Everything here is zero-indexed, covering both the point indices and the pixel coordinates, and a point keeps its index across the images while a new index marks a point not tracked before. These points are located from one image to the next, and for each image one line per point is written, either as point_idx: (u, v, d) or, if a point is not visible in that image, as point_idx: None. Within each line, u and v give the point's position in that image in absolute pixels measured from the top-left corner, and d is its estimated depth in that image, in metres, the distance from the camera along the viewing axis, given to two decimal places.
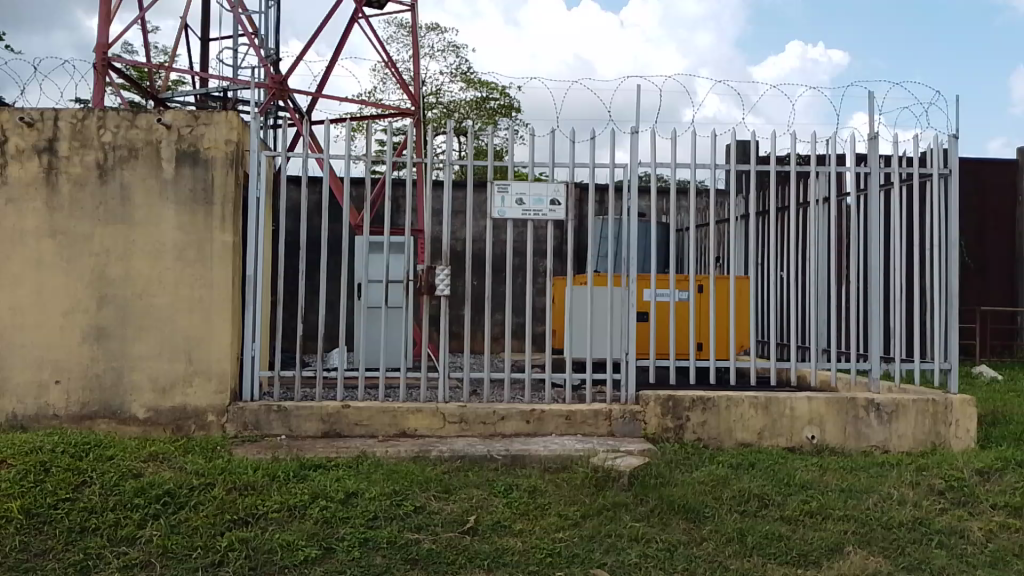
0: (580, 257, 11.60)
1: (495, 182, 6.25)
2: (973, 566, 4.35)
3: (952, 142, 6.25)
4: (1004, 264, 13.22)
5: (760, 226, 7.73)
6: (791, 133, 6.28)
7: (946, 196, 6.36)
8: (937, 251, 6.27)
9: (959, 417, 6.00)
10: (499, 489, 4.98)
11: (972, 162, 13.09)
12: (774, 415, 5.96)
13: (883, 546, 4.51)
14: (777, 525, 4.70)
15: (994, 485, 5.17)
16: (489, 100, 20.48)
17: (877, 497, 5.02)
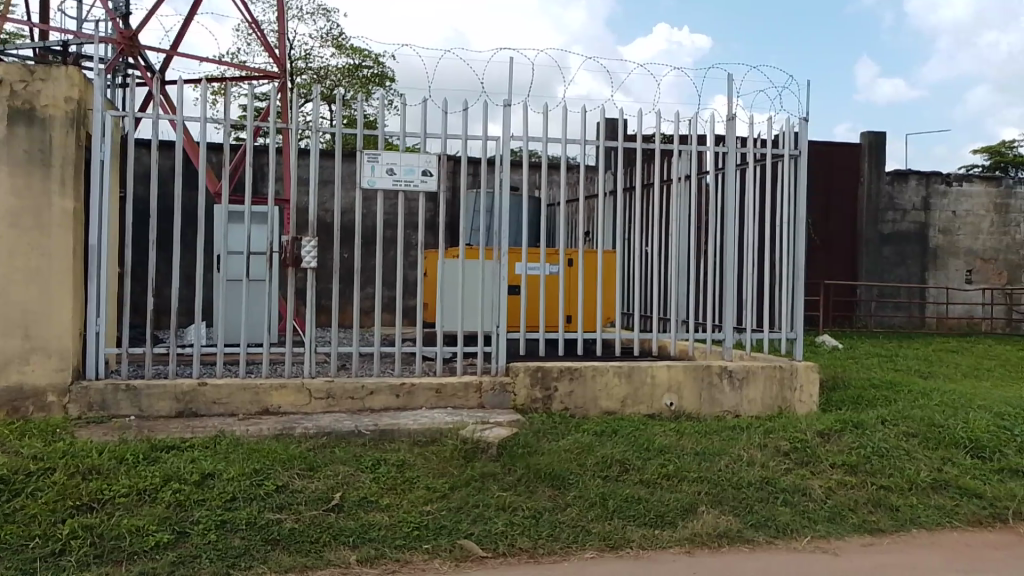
0: (453, 231, 11.56)
1: (364, 151, 6.08)
2: (814, 521, 4.74)
3: (802, 125, 6.66)
4: (846, 241, 14.32)
5: (628, 201, 7.96)
6: (656, 111, 6.49)
7: (796, 176, 6.77)
8: (786, 228, 6.69)
9: (803, 382, 6.47)
10: (367, 464, 4.91)
11: (821, 145, 14.04)
12: (636, 383, 6.21)
13: (733, 505, 4.81)
14: (637, 488, 4.91)
15: (832, 445, 5.61)
16: (362, 68, 19.87)
17: (729, 459, 5.34)
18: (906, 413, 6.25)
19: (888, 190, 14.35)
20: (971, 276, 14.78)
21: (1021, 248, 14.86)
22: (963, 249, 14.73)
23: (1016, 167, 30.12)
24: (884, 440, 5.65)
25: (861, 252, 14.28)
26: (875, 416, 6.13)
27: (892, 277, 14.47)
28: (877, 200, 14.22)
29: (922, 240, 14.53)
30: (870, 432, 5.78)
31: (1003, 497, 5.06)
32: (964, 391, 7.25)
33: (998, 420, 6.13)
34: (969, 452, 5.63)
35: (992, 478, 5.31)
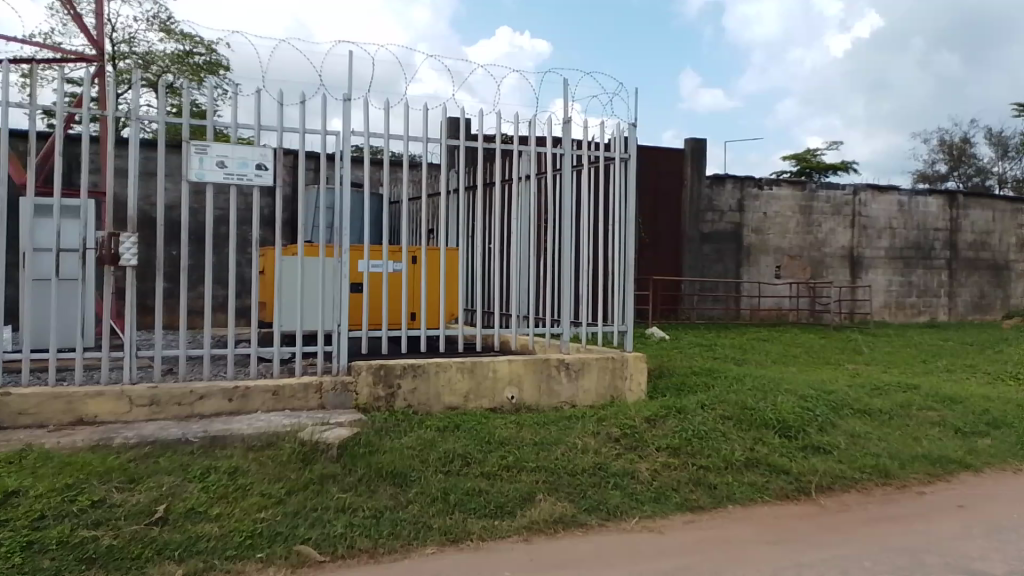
0: (291, 228, 11.21)
1: (192, 142, 5.78)
2: (641, 502, 5.07)
3: (632, 130, 7.06)
4: (671, 239, 15.31)
5: (471, 199, 8.09)
6: (497, 112, 6.65)
7: (626, 178, 7.19)
8: (618, 227, 7.10)
9: (633, 371, 6.87)
10: (195, 473, 4.68)
11: (649, 149, 14.90)
12: (478, 378, 6.32)
13: (568, 492, 5.04)
14: (478, 481, 5.02)
15: (658, 430, 5.99)
16: (194, 55, 18.77)
17: (565, 447, 5.58)
18: (723, 398, 6.79)
19: (708, 192, 15.51)
20: (779, 272, 16.19)
21: (821, 246, 16.47)
22: (772, 247, 16.12)
23: (819, 171, 33.40)
24: (704, 424, 6.11)
25: (685, 250, 15.33)
26: (697, 401, 6.61)
27: (712, 273, 15.61)
28: (699, 202, 15.35)
29: (737, 239, 15.80)
30: (692, 417, 6.24)
31: (806, 472, 5.62)
32: (773, 377, 7.96)
33: (802, 402, 6.81)
34: (777, 432, 6.20)
35: (796, 455, 5.89)
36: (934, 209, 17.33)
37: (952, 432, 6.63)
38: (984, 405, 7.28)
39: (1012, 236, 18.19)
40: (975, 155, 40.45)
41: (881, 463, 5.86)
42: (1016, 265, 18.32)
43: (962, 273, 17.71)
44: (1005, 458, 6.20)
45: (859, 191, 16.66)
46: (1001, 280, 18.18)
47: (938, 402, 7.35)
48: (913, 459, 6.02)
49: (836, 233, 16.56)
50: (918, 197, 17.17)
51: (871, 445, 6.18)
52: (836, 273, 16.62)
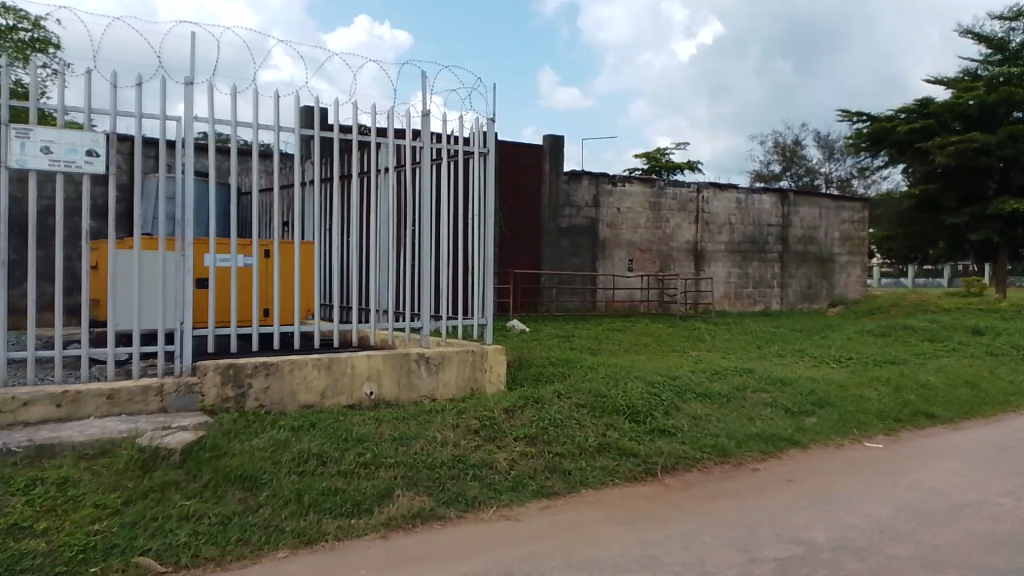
0: (129, 219, 10.48)
1: (11, 126, 5.27)
2: (499, 492, 5.15)
3: (490, 125, 7.12)
4: (530, 233, 15.64)
5: (326, 191, 7.87)
6: (354, 102, 6.51)
7: (485, 172, 7.25)
8: (478, 220, 7.15)
9: (492, 363, 6.96)
10: (19, 486, 4.28)
11: (508, 145, 15.12)
12: (335, 374, 6.18)
13: (427, 486, 5.03)
14: (333, 480, 4.91)
15: (516, 420, 6.10)
16: (18, 30, 17.12)
17: (424, 441, 5.56)
18: (578, 386, 7.03)
19: (565, 188, 15.94)
20: (632, 265, 16.92)
21: (669, 240, 17.37)
22: (625, 241, 16.82)
23: (668, 169, 35.20)
24: (559, 412, 6.29)
25: (543, 243, 15.73)
26: (553, 391, 6.80)
27: (569, 266, 16.09)
28: (556, 197, 15.75)
29: (593, 233, 16.35)
30: (548, 406, 6.40)
31: (653, 455, 5.93)
32: (624, 365, 8.32)
33: (651, 388, 7.17)
34: (627, 417, 6.49)
35: (644, 438, 6.18)
36: (769, 206, 18.72)
37: (782, 412, 7.20)
38: (810, 385, 7.95)
39: (836, 232, 19.96)
40: (805, 156, 44.06)
41: (721, 443, 6.27)
42: (839, 258, 20.12)
43: (793, 265, 19.24)
44: (827, 434, 6.80)
45: (702, 189, 17.73)
46: (826, 272, 19.90)
47: (770, 384, 7.96)
48: (748, 438, 6.48)
49: (682, 228, 17.52)
50: (754, 195, 18.48)
51: (712, 427, 6.60)
52: (682, 266, 17.59)
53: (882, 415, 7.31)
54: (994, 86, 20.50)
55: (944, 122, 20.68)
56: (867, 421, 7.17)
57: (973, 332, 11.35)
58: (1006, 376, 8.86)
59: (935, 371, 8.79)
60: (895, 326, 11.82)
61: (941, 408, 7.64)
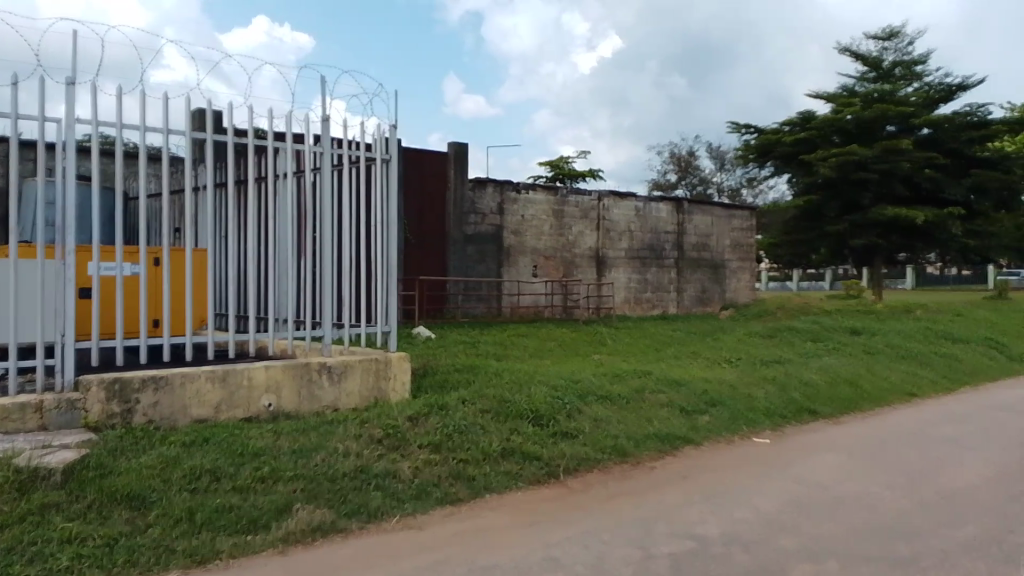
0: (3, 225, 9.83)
1: None
2: (402, 501, 5.12)
3: (392, 131, 7.08)
4: (435, 240, 15.65)
5: (220, 197, 7.62)
6: (250, 106, 6.33)
7: (387, 178, 7.19)
8: (380, 227, 7.08)
9: (396, 371, 6.90)
10: None
11: (412, 151, 15.11)
12: (231, 387, 5.99)
13: (328, 498, 4.94)
14: (229, 496, 4.75)
15: (421, 427, 6.08)
16: None
17: (325, 453, 5.46)
18: (482, 392, 7.07)
19: (470, 195, 16.01)
20: (536, 271, 17.15)
21: (572, 247, 17.71)
22: (529, 248, 17.03)
23: (570, 177, 35.87)
24: (464, 419, 6.31)
25: (448, 250, 15.76)
26: (457, 397, 6.81)
27: (474, 273, 16.16)
28: (461, 204, 15.81)
29: (497, 240, 16.48)
30: (452, 412, 6.41)
31: (555, 458, 6.04)
32: (527, 370, 8.42)
33: (554, 392, 7.30)
34: (530, 421, 6.58)
35: (546, 441, 6.29)
36: (667, 214, 19.39)
37: (677, 412, 7.47)
38: (703, 386, 8.29)
39: (728, 239, 20.86)
40: (700, 166, 45.87)
41: (620, 443, 6.45)
42: (731, 264, 21.05)
43: (688, 270, 19.98)
44: (719, 432, 7.11)
45: (603, 197, 18.19)
46: (719, 277, 20.76)
47: (667, 385, 8.26)
48: (646, 438, 6.70)
49: (584, 235, 17.90)
50: (652, 203, 19.11)
51: (612, 428, 6.78)
52: (585, 272, 17.98)
53: (770, 412, 7.70)
54: (870, 102, 21.99)
55: (825, 134, 21.94)
56: (756, 418, 7.53)
57: (851, 332, 12.12)
58: (880, 373, 9.50)
59: (817, 370, 9.33)
60: (781, 328, 12.46)
61: (822, 404, 8.12)
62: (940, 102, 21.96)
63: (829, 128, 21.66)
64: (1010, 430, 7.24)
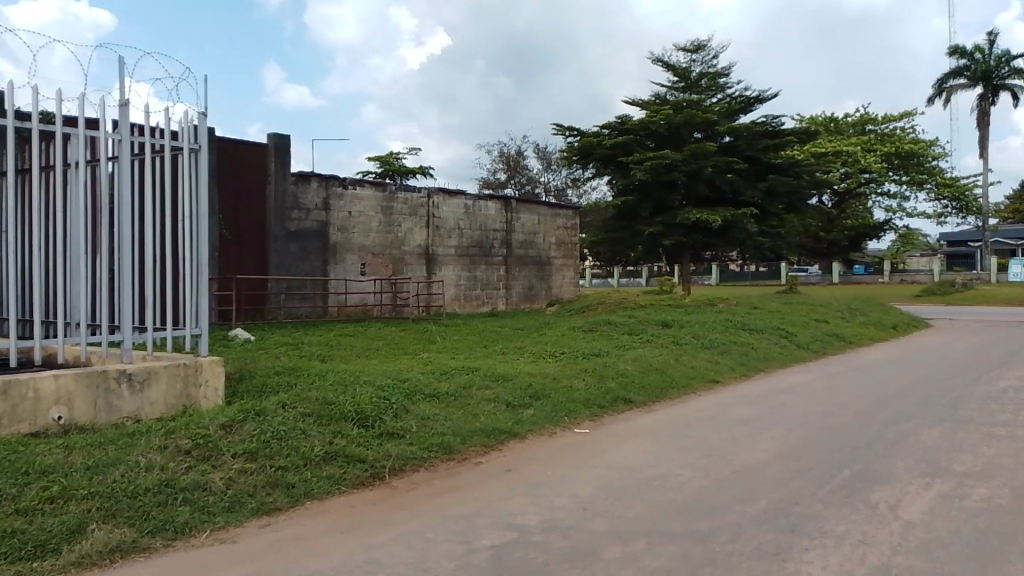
0: None
1: None
2: (214, 514, 4.81)
3: (201, 119, 6.62)
4: (255, 236, 14.94)
5: None
6: (33, 85, 5.67)
7: (196, 169, 6.71)
8: (188, 222, 6.59)
9: (208, 376, 6.49)
10: None
11: (227, 142, 14.40)
12: (12, 400, 5.34)
13: (129, 516, 4.55)
14: (10, 520, 4.25)
15: (235, 435, 5.74)
16: None
17: (125, 467, 5.01)
18: (304, 395, 6.83)
19: (292, 190, 15.42)
20: (364, 268, 16.80)
21: (401, 244, 17.56)
22: (356, 245, 16.65)
23: (399, 174, 35.54)
24: (283, 423, 6.04)
25: (269, 247, 15.10)
26: (276, 402, 6.52)
27: (298, 271, 15.58)
28: (282, 199, 15.20)
29: (322, 237, 15.96)
30: (271, 417, 6.12)
31: (380, 459, 5.94)
32: (353, 370, 8.23)
33: (380, 392, 7.19)
34: (355, 423, 6.42)
35: (371, 442, 6.17)
36: (495, 212, 19.73)
37: (504, 406, 7.62)
38: (528, 380, 8.52)
39: (552, 237, 21.58)
40: (527, 166, 47.14)
41: (446, 440, 6.47)
42: (555, 261, 21.81)
43: (516, 268, 20.46)
44: (542, 424, 7.33)
45: (432, 194, 18.19)
46: (544, 274, 21.42)
47: (493, 380, 8.40)
48: (472, 433, 6.76)
49: (413, 232, 17.79)
50: (480, 202, 19.37)
51: (438, 425, 6.78)
52: (414, 269, 17.87)
53: (589, 403, 8.05)
54: (679, 110, 23.66)
55: (640, 139, 23.33)
56: (576, 409, 7.85)
57: (662, 325, 12.97)
58: (687, 362, 10.24)
59: (631, 361, 9.89)
60: (601, 322, 13.08)
61: (636, 393, 8.60)
62: (739, 113, 24.05)
63: (644, 133, 23.05)
64: (795, 410, 8.05)
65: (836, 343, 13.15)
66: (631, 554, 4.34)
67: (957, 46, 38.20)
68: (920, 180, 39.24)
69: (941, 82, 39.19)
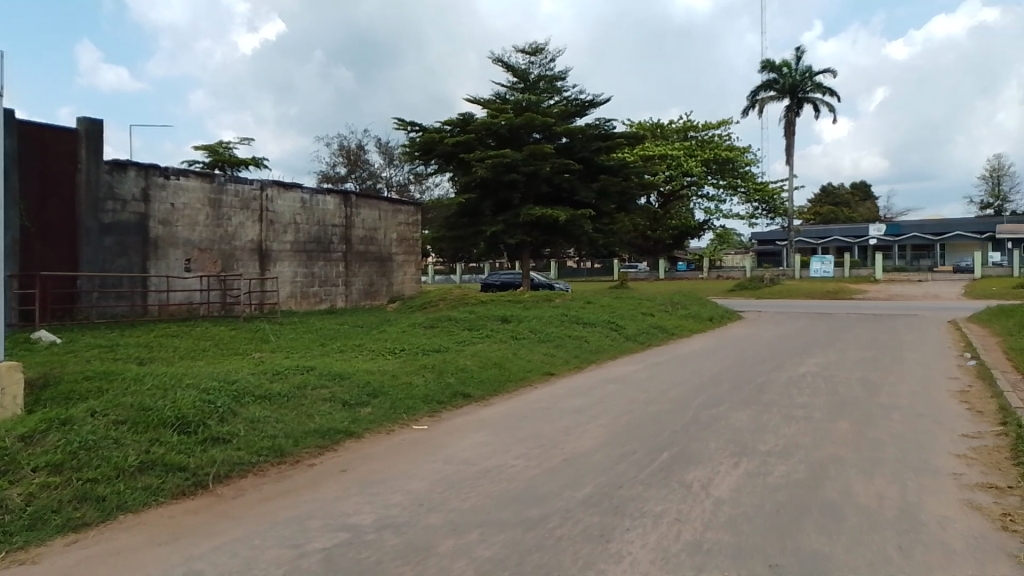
0: None
1: None
2: (11, 534, 4.37)
3: None
4: (64, 230, 13.79)
5: None
6: None
7: None
8: None
9: (6, 384, 5.89)
10: None
11: (30, 126, 13.23)
12: None
13: None
14: None
15: (36, 447, 5.25)
16: None
17: None
18: (118, 401, 6.35)
19: (106, 179, 14.26)
20: (189, 264, 15.83)
21: (231, 239, 16.70)
22: (181, 239, 15.64)
23: (230, 164, 33.75)
24: (93, 433, 5.59)
25: (81, 242, 13.97)
26: (85, 410, 6.03)
27: (113, 267, 14.43)
28: (95, 189, 14.04)
29: (142, 231, 14.87)
30: (79, 426, 5.65)
31: (203, 466, 5.63)
32: (174, 373, 7.73)
33: (204, 395, 6.81)
34: (176, 429, 6.05)
35: (194, 449, 5.84)
36: (333, 207, 19.23)
37: (340, 405, 7.46)
38: (365, 378, 8.39)
39: (393, 233, 21.37)
40: (367, 160, 46.35)
41: (277, 443, 6.24)
42: (396, 257, 21.61)
43: (355, 264, 20.06)
44: (379, 422, 7.25)
45: (266, 187, 17.44)
46: (384, 270, 21.16)
47: (329, 379, 8.20)
48: (305, 435, 6.57)
49: (244, 227, 16.97)
50: (318, 196, 18.79)
51: (269, 428, 6.52)
52: (246, 265, 17.06)
53: (428, 399, 8.07)
54: (518, 111, 24.19)
55: (480, 137, 23.62)
56: (414, 405, 7.84)
57: (501, 320, 13.23)
58: (524, 356, 10.52)
59: (470, 356, 10.02)
60: (441, 318, 13.12)
61: (474, 387, 8.73)
62: (575, 116, 24.97)
63: (484, 131, 23.37)
64: (622, 399, 8.50)
65: (660, 336, 14.02)
66: (464, 546, 4.41)
67: (769, 60, 41.74)
68: (735, 184, 42.68)
69: (753, 95, 42.76)
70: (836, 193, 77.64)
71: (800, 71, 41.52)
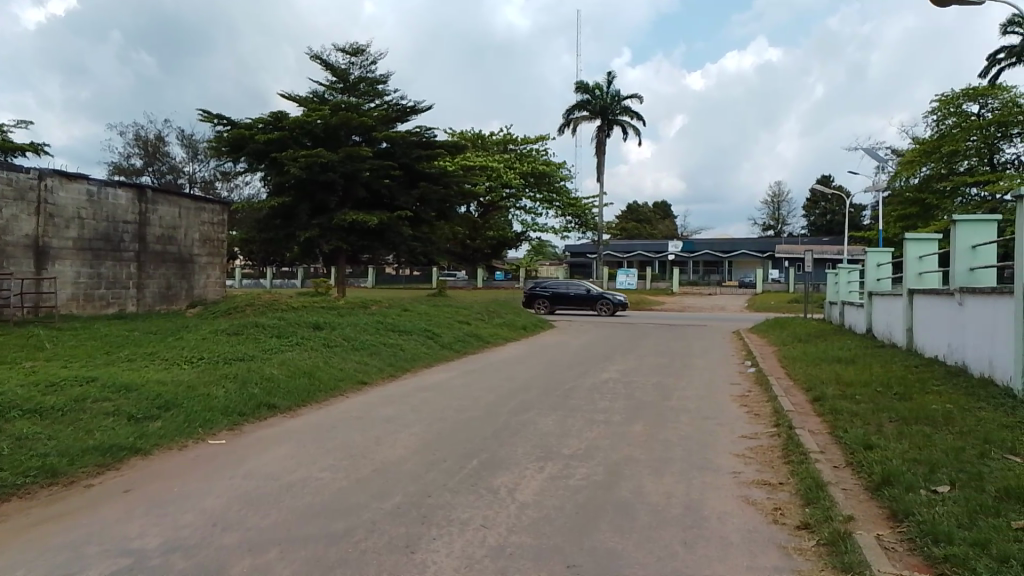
0: None
1: None
2: None
3: None
4: None
5: None
6: None
7: None
8: None
9: None
10: None
11: None
12: None
13: None
14: None
15: None
16: None
17: None
18: None
19: None
20: None
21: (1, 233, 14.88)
22: None
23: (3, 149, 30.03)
24: None
25: None
26: None
27: None
28: None
29: None
30: None
31: None
32: None
33: None
34: None
35: None
36: (126, 201, 17.65)
37: (125, 420, 6.82)
38: (156, 389, 7.74)
39: (195, 233, 20.00)
40: (170, 154, 43.19)
41: (47, 462, 5.59)
42: (198, 259, 20.23)
43: (150, 265, 18.52)
44: (171, 437, 6.71)
45: (44, 176, 15.71)
46: (184, 272, 19.72)
47: (114, 391, 7.47)
48: (82, 452, 5.94)
49: (18, 219, 15.20)
50: (108, 189, 17.18)
51: (38, 447, 5.83)
52: (18, 263, 15.25)
53: (228, 411, 7.59)
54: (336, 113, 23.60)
55: (295, 137, 22.77)
56: (212, 418, 7.34)
57: (313, 327, 12.79)
58: (336, 364, 10.23)
59: (278, 365, 9.58)
60: (246, 324, 12.44)
61: (280, 398, 8.31)
62: (396, 122, 24.78)
63: (299, 130, 22.58)
64: (434, 407, 8.50)
65: (474, 344, 14.22)
66: (260, 565, 4.17)
67: (582, 82, 43.95)
68: (550, 198, 44.29)
69: (567, 114, 44.82)
70: (639, 211, 83.19)
71: (610, 95, 44.10)
